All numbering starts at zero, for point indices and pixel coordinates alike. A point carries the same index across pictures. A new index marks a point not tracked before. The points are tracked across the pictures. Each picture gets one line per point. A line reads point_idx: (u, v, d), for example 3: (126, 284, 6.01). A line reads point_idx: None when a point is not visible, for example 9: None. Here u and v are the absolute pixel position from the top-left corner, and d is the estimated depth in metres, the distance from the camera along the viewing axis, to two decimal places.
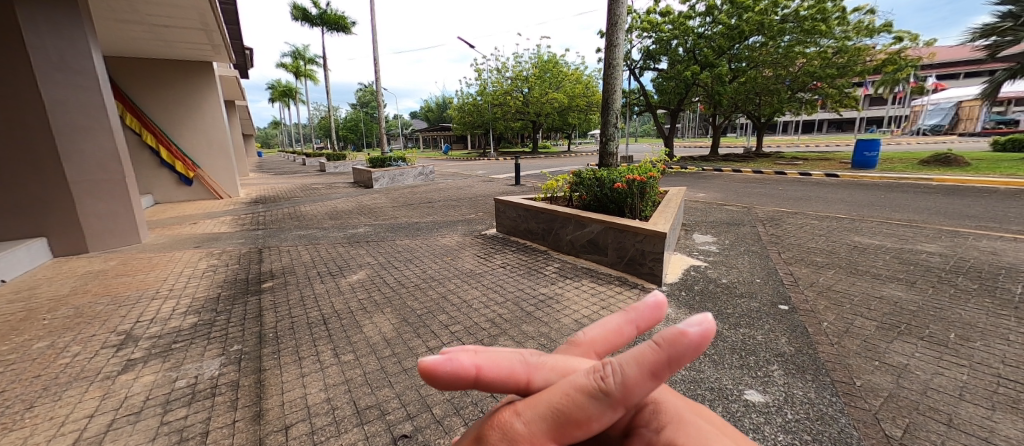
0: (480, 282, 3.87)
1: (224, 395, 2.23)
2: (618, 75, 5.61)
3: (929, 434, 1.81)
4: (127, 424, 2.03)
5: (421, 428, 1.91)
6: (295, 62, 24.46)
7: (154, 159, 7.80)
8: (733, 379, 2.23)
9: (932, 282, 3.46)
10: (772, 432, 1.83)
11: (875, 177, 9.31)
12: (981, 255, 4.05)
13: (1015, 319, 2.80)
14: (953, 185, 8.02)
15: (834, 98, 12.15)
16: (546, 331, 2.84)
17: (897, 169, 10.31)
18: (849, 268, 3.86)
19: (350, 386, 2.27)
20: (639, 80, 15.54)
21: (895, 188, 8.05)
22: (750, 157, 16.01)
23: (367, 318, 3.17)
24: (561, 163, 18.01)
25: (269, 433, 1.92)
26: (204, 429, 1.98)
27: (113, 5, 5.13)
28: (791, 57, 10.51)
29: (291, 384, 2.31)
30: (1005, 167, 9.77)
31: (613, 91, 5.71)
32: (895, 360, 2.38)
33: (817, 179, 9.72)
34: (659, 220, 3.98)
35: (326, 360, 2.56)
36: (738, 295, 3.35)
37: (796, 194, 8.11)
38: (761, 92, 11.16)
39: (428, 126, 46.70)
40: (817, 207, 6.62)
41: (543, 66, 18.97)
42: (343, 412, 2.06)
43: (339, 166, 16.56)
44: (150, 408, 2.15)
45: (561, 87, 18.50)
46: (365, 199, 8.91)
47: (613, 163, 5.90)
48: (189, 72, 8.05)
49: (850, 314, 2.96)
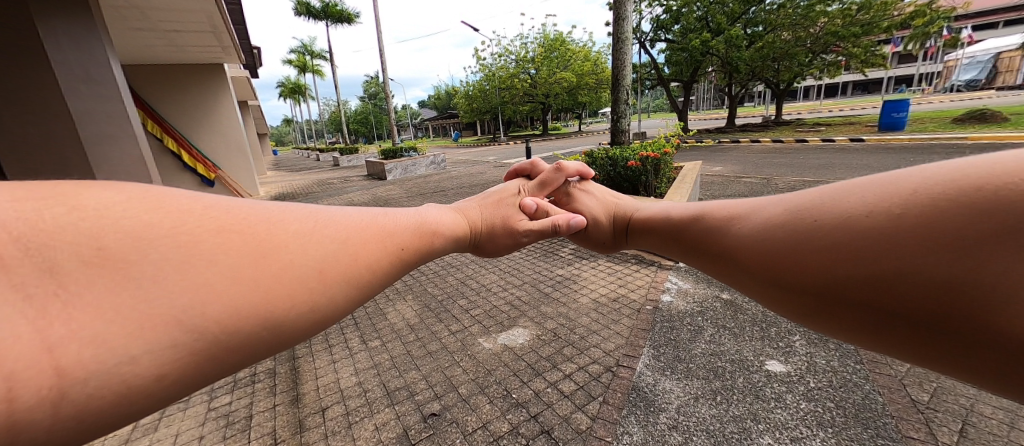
0: (497, 267, 3.93)
1: (262, 382, 2.37)
2: (627, 50, 5.39)
3: (957, 398, 1.78)
4: (178, 411, 2.19)
5: (449, 407, 1.99)
6: (302, 58, 24.49)
7: (177, 163, 8.04)
8: (754, 351, 2.21)
9: None
10: (795, 400, 1.83)
11: (903, 139, 8.98)
12: None
13: None
14: (991, 144, 7.69)
15: (860, 58, 11.55)
16: (564, 311, 2.88)
17: (928, 129, 9.87)
18: None
19: (378, 370, 2.37)
20: (649, 53, 15.08)
21: (925, 150, 7.75)
22: (772, 126, 15.47)
23: (390, 305, 3.29)
24: (573, 144, 17.79)
25: (307, 415, 2.04)
26: (248, 413, 2.11)
27: (126, 15, 5.15)
28: (812, 18, 10.01)
29: (324, 370, 2.44)
30: None
31: (622, 66, 5.54)
32: None
33: (840, 146, 9.45)
34: (674, 197, 3.94)
35: (354, 347, 2.68)
36: None
37: (819, 162, 7.90)
38: (780, 58, 10.71)
39: (437, 115, 46.67)
40: (842, 176, 6.46)
41: (550, 44, 18.43)
42: (374, 394, 2.15)
43: (353, 161, 16.87)
44: (197, 396, 2.31)
45: (569, 66, 18.06)
46: (381, 191, 9.05)
47: (624, 140, 5.80)
48: (202, 75, 8.18)
49: None
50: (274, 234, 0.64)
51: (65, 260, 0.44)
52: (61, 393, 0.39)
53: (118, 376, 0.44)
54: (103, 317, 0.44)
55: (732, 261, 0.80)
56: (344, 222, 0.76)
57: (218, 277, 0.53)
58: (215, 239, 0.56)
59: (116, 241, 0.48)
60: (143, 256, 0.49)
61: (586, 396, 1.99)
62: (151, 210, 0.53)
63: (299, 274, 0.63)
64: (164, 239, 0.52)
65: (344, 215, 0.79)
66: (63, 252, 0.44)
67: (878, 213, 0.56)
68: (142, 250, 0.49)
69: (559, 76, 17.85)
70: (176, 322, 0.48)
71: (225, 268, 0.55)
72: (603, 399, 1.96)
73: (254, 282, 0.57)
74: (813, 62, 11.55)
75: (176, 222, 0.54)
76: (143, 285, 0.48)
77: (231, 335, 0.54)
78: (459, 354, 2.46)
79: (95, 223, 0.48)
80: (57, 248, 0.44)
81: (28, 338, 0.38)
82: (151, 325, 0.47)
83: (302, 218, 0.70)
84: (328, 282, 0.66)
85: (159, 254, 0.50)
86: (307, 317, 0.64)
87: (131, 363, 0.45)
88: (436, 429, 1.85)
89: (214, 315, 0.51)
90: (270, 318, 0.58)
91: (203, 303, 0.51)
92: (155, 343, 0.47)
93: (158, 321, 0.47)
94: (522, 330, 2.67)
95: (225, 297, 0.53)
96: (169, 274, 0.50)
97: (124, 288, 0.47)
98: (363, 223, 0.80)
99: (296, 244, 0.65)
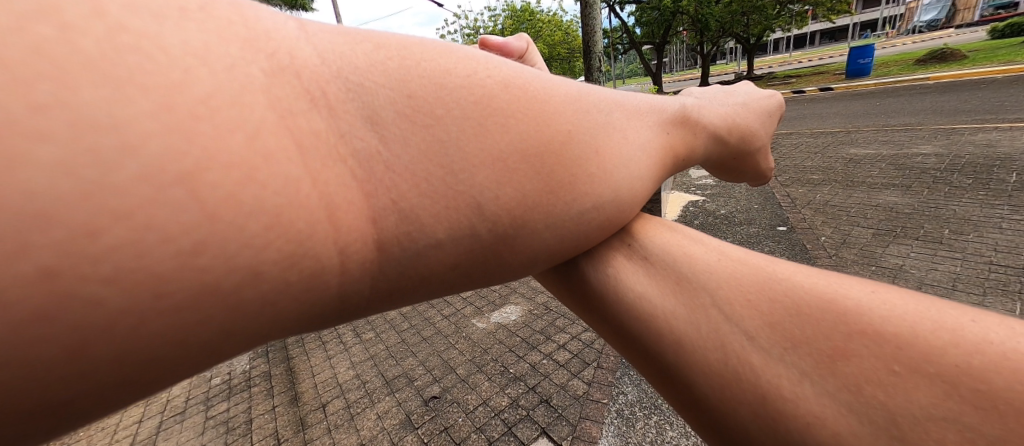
0: None
1: (258, 386, 2.37)
2: (596, 15, 5.28)
3: None
4: (175, 424, 2.22)
5: (449, 389, 2.03)
6: None
7: None
8: None
9: (928, 184, 3.60)
10: None
11: (870, 84, 9.17)
12: (975, 150, 4.19)
13: (1006, 207, 2.99)
14: (948, 81, 7.98)
15: (823, 7, 11.65)
16: None
17: (891, 73, 10.18)
18: (845, 182, 3.95)
19: (376, 360, 2.39)
20: (619, 17, 14.85)
21: (889, 93, 8.01)
22: None
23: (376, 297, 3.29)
24: None
25: (308, 412, 2.06)
26: (247, 417, 2.12)
27: None
28: None
29: (319, 367, 2.44)
30: (999, 55, 9.69)
31: (592, 33, 5.44)
32: (891, 263, 2.50)
33: (809, 97, 9.66)
34: None
35: (348, 341, 2.68)
36: (737, 223, 3.39)
37: (789, 114, 8.09)
38: (748, 12, 10.74)
39: None
40: (811, 126, 6.66)
41: (518, 16, 17.82)
42: (374, 385, 2.17)
43: None
44: (193, 407, 2.34)
45: (540, 37, 17.50)
46: None
47: None
48: None
49: (846, 226, 3.06)
50: (557, 103, 0.43)
51: (384, 109, 0.34)
52: (377, 270, 0.34)
53: (418, 259, 0.36)
54: (419, 187, 0.34)
55: (659, 288, 0.46)
56: (631, 109, 0.52)
57: (514, 152, 0.38)
58: (512, 99, 0.40)
59: (423, 87, 0.36)
60: (449, 108, 0.36)
61: (581, 363, 2.05)
62: (445, 63, 0.38)
63: (583, 155, 0.42)
64: (469, 94, 0.38)
65: (632, 100, 0.54)
66: (380, 97, 0.34)
67: (989, 323, 0.35)
68: (446, 101, 0.36)
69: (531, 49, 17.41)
70: (474, 204, 0.36)
71: (518, 137, 0.39)
72: (597, 364, 2.03)
73: (546, 156, 0.40)
74: (780, 15, 11.62)
75: (489, 79, 0.40)
76: (453, 151, 0.36)
77: (521, 230, 0.39)
78: (454, 337, 2.48)
79: (407, 66, 0.36)
80: (377, 92, 0.34)
81: (355, 205, 0.32)
82: (457, 206, 0.36)
83: (603, 97, 0.49)
84: (604, 155, 0.44)
85: (457, 108, 0.37)
86: (594, 219, 0.44)
87: (436, 247, 0.36)
88: (438, 411, 1.89)
89: (507, 199, 0.38)
90: (554, 212, 0.40)
91: (500, 182, 0.37)
92: (465, 218, 0.36)
93: (463, 204, 0.36)
94: (513, 307, 2.71)
95: (516, 174, 0.38)
96: (473, 138, 0.37)
97: (436, 153, 0.35)
98: (650, 125, 0.54)
99: (578, 120, 0.44)
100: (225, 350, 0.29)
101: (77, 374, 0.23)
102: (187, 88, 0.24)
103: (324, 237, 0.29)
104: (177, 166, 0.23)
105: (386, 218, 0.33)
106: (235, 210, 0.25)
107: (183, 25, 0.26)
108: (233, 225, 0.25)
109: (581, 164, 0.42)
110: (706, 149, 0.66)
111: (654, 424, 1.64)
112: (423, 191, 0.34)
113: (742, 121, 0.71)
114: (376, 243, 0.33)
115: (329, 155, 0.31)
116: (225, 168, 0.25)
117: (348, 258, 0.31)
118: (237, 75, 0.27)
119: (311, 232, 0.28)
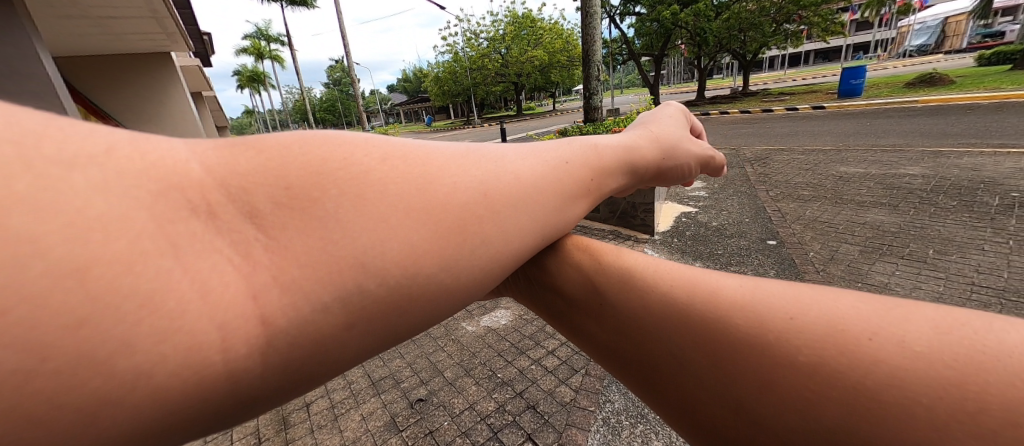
0: None
1: None
2: (596, 25, 5.34)
3: None
4: None
5: (435, 391, 2.01)
6: (258, 45, 23.13)
7: None
8: None
9: (914, 204, 3.68)
10: None
11: (862, 104, 9.35)
12: (961, 172, 4.29)
13: (989, 229, 3.07)
14: (937, 105, 8.16)
15: (819, 27, 11.90)
16: None
17: (883, 94, 10.39)
18: (834, 199, 4.01)
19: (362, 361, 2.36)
20: (620, 28, 15.03)
21: (879, 114, 8.18)
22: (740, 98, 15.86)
23: None
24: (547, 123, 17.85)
25: (292, 412, 2.03)
26: None
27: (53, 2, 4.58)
28: None
29: None
30: (987, 81, 9.96)
31: (592, 42, 5.50)
32: (876, 280, 2.54)
33: (803, 114, 9.82)
34: None
35: None
36: (728, 236, 3.43)
37: (783, 130, 8.21)
38: (746, 28, 10.92)
39: (407, 100, 46.32)
40: (804, 143, 6.77)
41: (520, 22, 17.94)
42: (360, 385, 2.15)
43: None
44: None
45: (541, 44, 17.61)
46: None
47: (596, 117, 5.77)
48: (149, 66, 7.47)
49: (835, 242, 3.10)
50: (440, 166, 0.44)
51: (260, 201, 0.34)
52: (268, 343, 0.32)
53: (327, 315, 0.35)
54: (297, 262, 0.33)
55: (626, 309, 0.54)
56: (523, 153, 0.55)
57: (401, 213, 0.38)
58: (391, 168, 0.40)
59: (295, 173, 0.36)
60: (326, 189, 0.36)
61: (569, 370, 2.05)
62: (316, 140, 0.39)
63: (471, 207, 0.43)
64: (340, 172, 0.38)
65: (526, 145, 0.58)
66: (255, 189, 0.34)
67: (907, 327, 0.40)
68: (322, 181, 0.36)
69: (532, 55, 17.51)
70: (360, 266, 0.35)
71: (400, 199, 0.39)
72: (586, 371, 2.03)
73: (436, 212, 0.40)
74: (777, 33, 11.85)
75: (361, 157, 0.40)
76: (330, 223, 0.35)
77: (418, 280, 0.39)
78: (443, 339, 2.46)
79: (283, 153, 0.37)
80: (253, 184, 0.34)
81: (234, 283, 0.30)
82: (342, 271, 0.35)
83: (482, 156, 0.50)
84: (500, 211, 0.46)
85: (333, 184, 0.37)
86: (491, 264, 0.45)
87: (324, 313, 0.34)
88: (423, 413, 1.87)
89: (398, 254, 0.37)
90: (456, 264, 0.41)
91: (386, 243, 0.37)
92: (359, 277, 0.35)
93: (349, 266, 0.35)
94: (504, 311, 2.71)
95: (406, 231, 0.38)
96: (350, 211, 0.36)
97: (315, 227, 0.35)
98: (547, 162, 0.57)
99: (463, 176, 0.45)
100: (170, 408, 0.28)
101: (28, 423, 0.22)
102: (68, 199, 0.24)
103: (203, 317, 0.28)
104: (68, 266, 0.22)
105: (269, 294, 0.32)
106: (106, 309, 0.24)
107: (64, 143, 0.26)
108: (109, 314, 0.24)
109: (470, 208, 0.43)
110: (623, 177, 0.71)
111: (640, 433, 1.64)
112: (312, 261, 0.34)
113: (650, 139, 0.81)
114: (261, 318, 0.31)
115: (210, 245, 0.30)
116: (110, 266, 0.24)
117: (241, 334, 0.30)
118: (120, 182, 0.27)
119: (192, 312, 0.27)
